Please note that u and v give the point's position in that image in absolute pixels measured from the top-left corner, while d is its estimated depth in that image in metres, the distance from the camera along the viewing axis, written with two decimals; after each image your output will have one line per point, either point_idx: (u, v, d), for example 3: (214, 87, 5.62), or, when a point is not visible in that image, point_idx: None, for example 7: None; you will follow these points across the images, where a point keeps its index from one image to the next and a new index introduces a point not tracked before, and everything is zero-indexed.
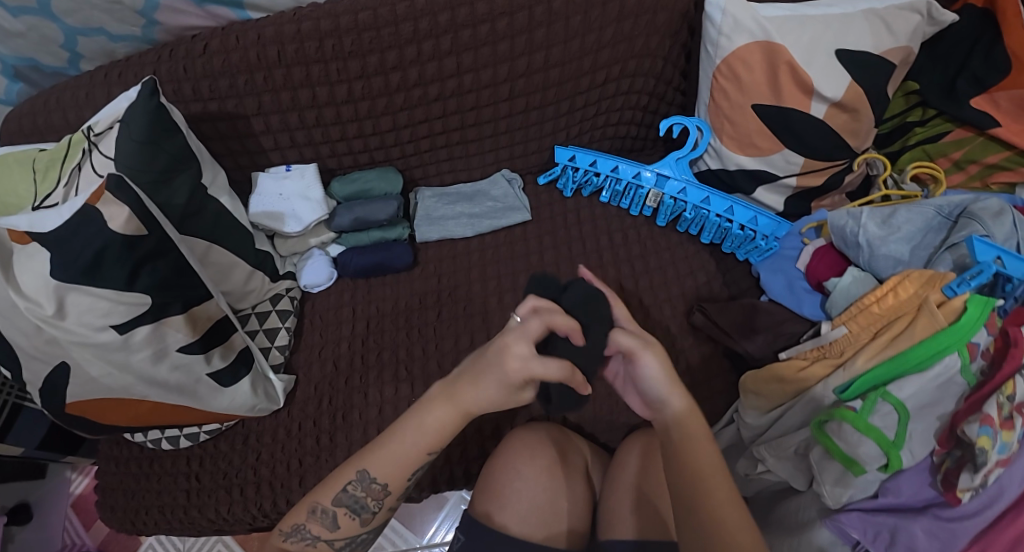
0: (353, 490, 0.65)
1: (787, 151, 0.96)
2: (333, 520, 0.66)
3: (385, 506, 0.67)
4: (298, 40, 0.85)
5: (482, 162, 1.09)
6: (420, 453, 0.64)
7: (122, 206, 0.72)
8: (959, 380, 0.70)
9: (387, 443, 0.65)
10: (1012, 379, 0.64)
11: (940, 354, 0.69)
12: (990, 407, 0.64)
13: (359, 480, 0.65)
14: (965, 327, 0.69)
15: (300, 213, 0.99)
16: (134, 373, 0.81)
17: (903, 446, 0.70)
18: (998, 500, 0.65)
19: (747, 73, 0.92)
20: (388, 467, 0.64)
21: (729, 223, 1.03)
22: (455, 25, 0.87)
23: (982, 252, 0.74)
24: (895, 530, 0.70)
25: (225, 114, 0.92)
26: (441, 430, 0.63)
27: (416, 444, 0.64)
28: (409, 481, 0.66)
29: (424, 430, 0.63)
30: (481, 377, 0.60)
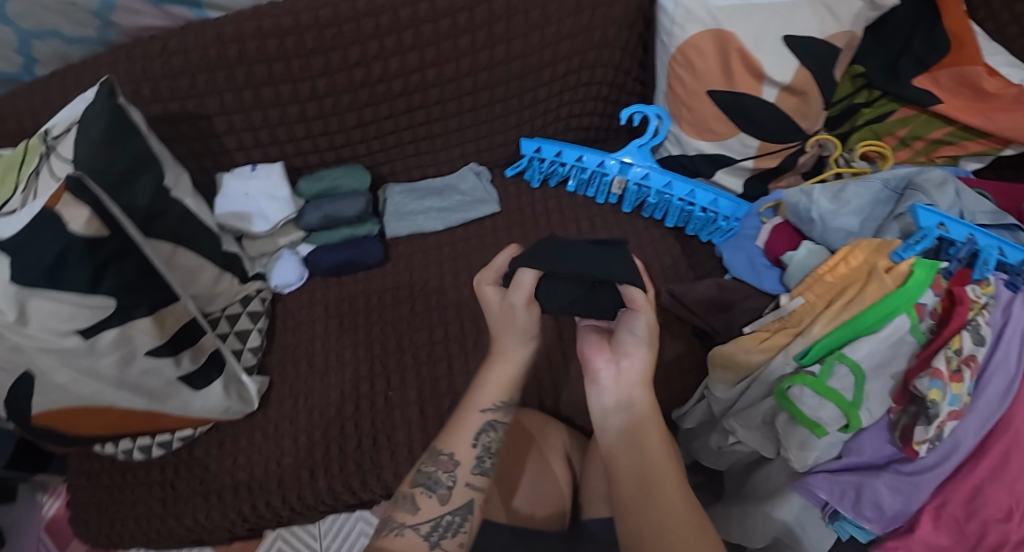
0: (426, 468, 0.70)
1: (742, 135, 1.00)
2: (412, 503, 0.67)
3: (460, 480, 0.69)
4: (258, 38, 0.86)
5: (450, 157, 1.10)
6: (477, 412, 0.71)
7: (83, 207, 0.71)
8: (910, 339, 0.73)
9: (460, 417, 0.72)
10: (959, 334, 0.69)
11: (890, 316, 0.74)
12: (940, 361, 0.68)
13: (429, 456, 0.71)
14: (912, 289, 0.73)
15: (268, 213, 0.99)
16: (102, 379, 0.80)
17: (861, 406, 0.74)
18: (953, 451, 0.69)
19: (700, 60, 0.96)
20: (460, 436, 0.71)
21: (691, 206, 1.04)
22: (416, 20, 0.89)
23: (925, 219, 0.80)
24: (860, 488, 0.73)
25: (187, 115, 0.92)
26: (505, 383, 0.72)
27: (476, 400, 0.72)
28: (477, 450, 0.71)
29: (487, 390, 0.71)
30: (504, 328, 0.70)
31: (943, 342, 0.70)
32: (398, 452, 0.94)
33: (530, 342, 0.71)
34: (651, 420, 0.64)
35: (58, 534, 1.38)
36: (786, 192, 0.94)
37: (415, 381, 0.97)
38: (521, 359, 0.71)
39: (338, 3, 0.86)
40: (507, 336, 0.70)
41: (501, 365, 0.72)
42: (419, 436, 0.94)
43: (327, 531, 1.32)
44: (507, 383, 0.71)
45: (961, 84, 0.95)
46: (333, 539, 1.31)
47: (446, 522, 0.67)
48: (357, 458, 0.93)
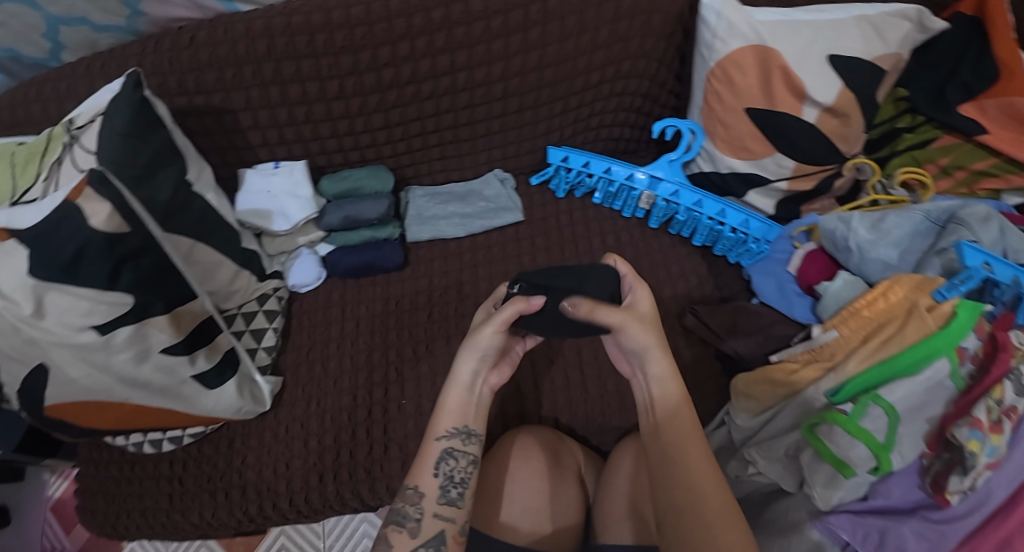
0: (397, 505, 0.68)
1: (778, 155, 0.97)
2: (388, 541, 0.66)
3: (428, 512, 0.67)
4: (288, 34, 0.84)
5: (475, 162, 1.08)
6: (435, 442, 0.69)
7: (103, 203, 0.70)
8: (949, 384, 0.70)
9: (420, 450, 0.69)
10: (1001, 383, 0.66)
11: (929, 358, 0.71)
12: (980, 411, 0.65)
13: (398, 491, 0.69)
14: (955, 332, 0.70)
15: (288, 211, 0.97)
16: (115, 375, 0.79)
17: (893, 449, 0.71)
18: (985, 502, 0.66)
19: (740, 76, 0.92)
20: (421, 468, 0.69)
21: (721, 226, 1.01)
22: (449, 22, 0.86)
23: (971, 258, 0.76)
24: (885, 531, 0.70)
25: (212, 109, 0.90)
26: (458, 407, 0.69)
27: (434, 429, 0.69)
28: (440, 480, 0.68)
29: (443, 415, 0.69)
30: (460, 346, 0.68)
31: (985, 390, 0.66)
32: (409, 462, 0.92)
33: (481, 361, 0.69)
34: (682, 411, 0.66)
35: (65, 517, 1.38)
36: (822, 217, 0.91)
37: (429, 391, 0.96)
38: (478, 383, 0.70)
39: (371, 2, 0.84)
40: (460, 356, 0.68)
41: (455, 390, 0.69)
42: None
43: (331, 530, 1.31)
44: (458, 407, 0.69)
45: (1010, 116, 0.90)
46: (337, 539, 1.30)
47: None
48: (367, 466, 0.92)
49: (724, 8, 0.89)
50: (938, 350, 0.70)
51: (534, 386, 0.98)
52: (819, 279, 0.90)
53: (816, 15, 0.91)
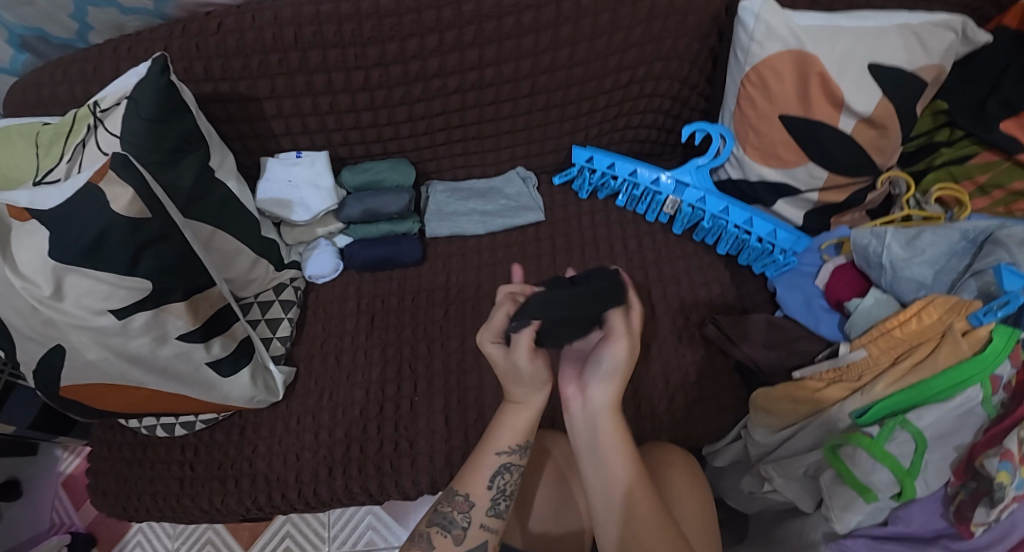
0: (443, 508, 0.70)
1: (811, 164, 0.94)
2: (429, 541, 0.69)
3: (477, 522, 0.69)
4: (316, 23, 0.83)
5: (497, 159, 1.06)
6: (494, 455, 0.70)
7: (127, 188, 0.70)
8: (979, 411, 0.68)
9: (472, 460, 0.71)
10: None
11: (962, 385, 0.68)
12: (1010, 441, 0.61)
13: (446, 497, 0.71)
14: (990, 358, 0.67)
15: (309, 202, 0.96)
16: (132, 360, 0.79)
17: (918, 476, 0.68)
18: (1008, 535, 0.63)
19: (776, 82, 0.90)
20: (475, 478, 0.70)
21: (747, 235, 0.99)
22: (479, 16, 0.85)
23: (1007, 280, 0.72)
24: None
25: (237, 96, 0.89)
26: (523, 426, 0.71)
27: (496, 441, 0.70)
28: (492, 492, 0.70)
29: (502, 432, 0.70)
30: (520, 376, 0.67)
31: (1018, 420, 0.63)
32: (419, 460, 0.91)
33: (545, 390, 0.69)
34: (638, 482, 0.63)
35: (74, 491, 1.41)
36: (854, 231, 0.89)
37: (442, 389, 0.95)
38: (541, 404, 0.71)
39: None
40: (520, 383, 0.68)
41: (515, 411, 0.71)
42: (442, 447, 0.92)
43: (336, 520, 1.31)
44: (524, 428, 0.70)
45: None
46: (342, 529, 1.31)
47: None
48: (377, 462, 0.91)
49: (764, 11, 0.86)
50: (973, 377, 0.67)
51: (548, 389, 0.96)
52: (850, 294, 0.88)
53: (858, 21, 0.87)
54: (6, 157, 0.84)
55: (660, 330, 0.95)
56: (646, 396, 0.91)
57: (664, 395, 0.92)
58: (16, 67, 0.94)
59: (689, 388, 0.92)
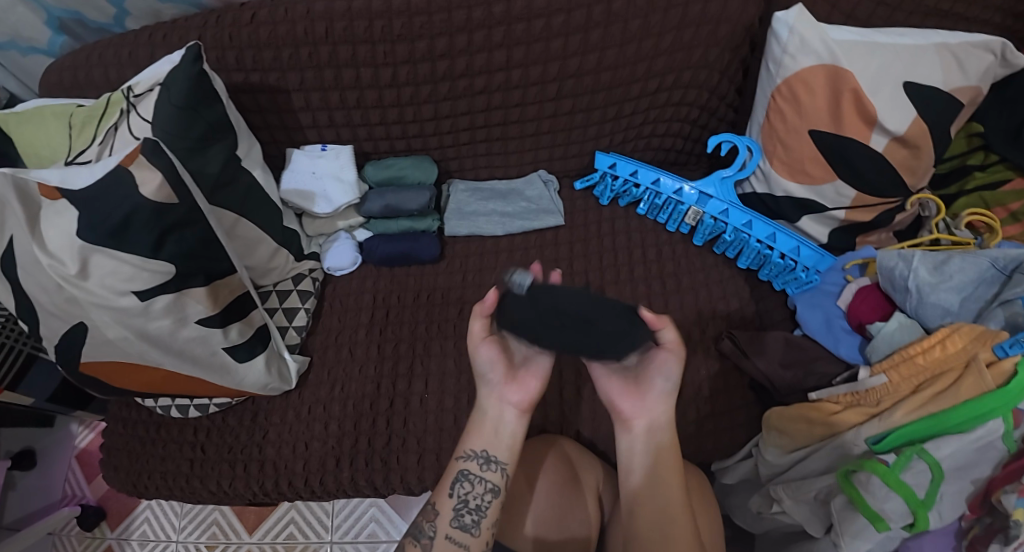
0: (421, 511, 0.71)
1: (839, 183, 0.92)
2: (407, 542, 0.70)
3: (441, 532, 0.69)
4: (348, 18, 0.84)
5: (519, 161, 1.06)
6: (461, 460, 0.72)
7: (155, 172, 0.71)
8: (1001, 445, 0.65)
9: (446, 469, 0.73)
10: None
11: (984, 417, 0.66)
12: None
13: (426, 502, 0.71)
14: (1013, 392, 0.65)
15: (331, 195, 0.97)
16: (151, 341, 0.80)
17: (932, 507, 0.67)
18: None
19: (808, 96, 0.88)
20: (442, 487, 0.72)
21: (769, 251, 0.98)
22: (509, 17, 0.85)
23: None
24: None
25: (266, 87, 0.90)
26: (484, 433, 0.73)
27: (471, 443, 0.72)
28: (455, 501, 0.70)
29: (468, 439, 0.73)
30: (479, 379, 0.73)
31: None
32: (426, 456, 0.92)
33: (500, 391, 0.73)
34: (673, 476, 0.69)
35: (87, 465, 1.44)
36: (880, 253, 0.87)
37: (452, 388, 0.95)
38: (502, 412, 0.72)
39: None
40: (490, 389, 0.73)
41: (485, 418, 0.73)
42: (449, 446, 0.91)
43: (340, 510, 1.33)
44: (486, 432, 0.72)
45: None
46: (344, 519, 1.32)
47: None
48: (385, 455, 0.92)
49: (798, 24, 0.85)
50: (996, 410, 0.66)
51: (558, 395, 0.96)
52: (869, 317, 0.86)
53: (895, 38, 0.85)
54: (40, 135, 0.86)
55: None
56: None
57: (675, 408, 0.91)
58: (55, 49, 0.96)
59: (701, 403, 0.91)
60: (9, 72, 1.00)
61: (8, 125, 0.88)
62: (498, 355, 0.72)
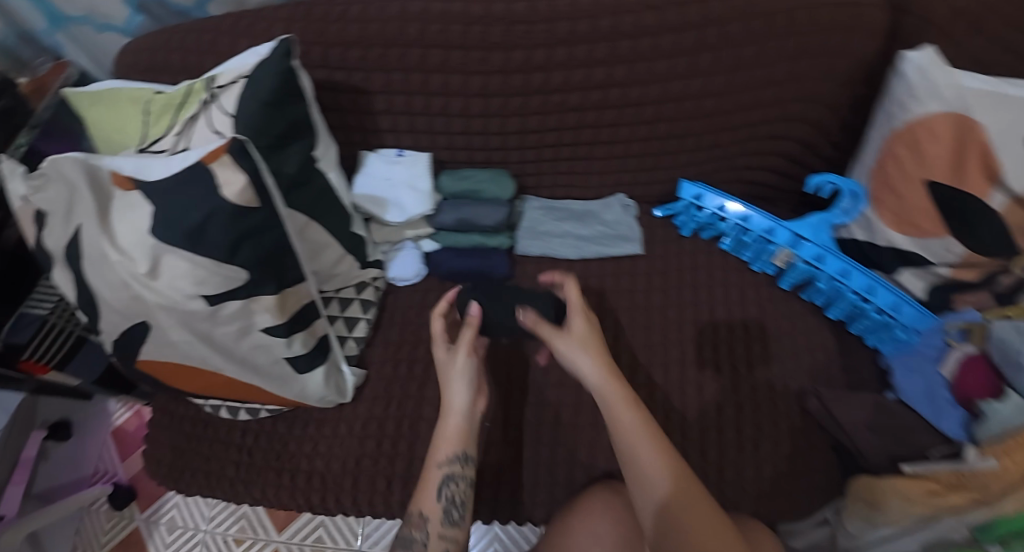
0: (409, 522, 0.67)
1: (950, 240, 0.83)
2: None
3: (434, 534, 0.66)
4: (443, 21, 0.79)
5: (599, 182, 1.00)
6: (440, 467, 0.70)
7: (240, 173, 0.67)
8: None
9: (425, 477, 0.70)
10: None
11: None
12: None
13: (412, 508, 0.68)
14: None
15: (405, 205, 0.93)
16: (213, 346, 0.77)
17: None
18: None
19: (930, 143, 0.81)
20: (427, 493, 0.68)
21: (865, 304, 0.91)
22: (616, 33, 0.79)
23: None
24: None
25: (349, 86, 0.86)
26: (458, 431, 0.71)
27: (448, 442, 0.71)
28: (443, 503, 0.68)
29: (442, 440, 0.71)
30: (445, 378, 0.73)
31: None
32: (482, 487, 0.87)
33: (466, 384, 0.72)
34: (659, 443, 0.63)
35: (124, 441, 1.43)
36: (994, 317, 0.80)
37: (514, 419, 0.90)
38: (467, 401, 0.72)
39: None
40: (451, 388, 0.72)
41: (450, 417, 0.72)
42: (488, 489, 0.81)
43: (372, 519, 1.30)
44: (456, 435, 0.71)
45: None
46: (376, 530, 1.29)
47: None
48: None
49: (929, 66, 0.78)
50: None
51: None
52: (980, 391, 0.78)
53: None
54: (115, 118, 0.83)
55: (756, 392, 0.88)
56: (732, 463, 0.84)
57: (750, 466, 0.84)
58: (132, 28, 0.93)
59: (780, 462, 0.84)
60: (84, 49, 0.98)
61: (82, 104, 0.85)
62: (467, 362, 0.74)
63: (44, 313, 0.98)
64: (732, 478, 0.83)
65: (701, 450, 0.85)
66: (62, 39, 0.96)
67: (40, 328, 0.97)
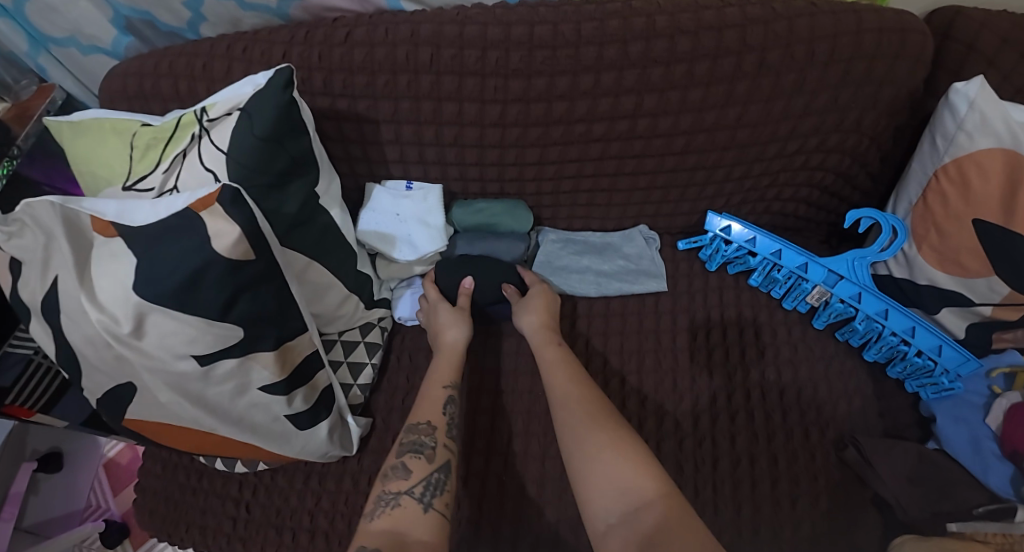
0: (407, 438, 0.70)
1: (996, 279, 0.78)
2: (404, 468, 0.67)
3: (441, 442, 0.71)
4: (458, 46, 0.72)
5: (621, 212, 0.94)
6: (441, 388, 0.77)
7: (234, 225, 0.60)
8: None
9: (418, 408, 0.74)
10: None
11: None
12: None
13: (408, 427, 0.72)
14: None
15: (416, 240, 0.87)
16: (206, 406, 0.70)
17: None
18: None
19: (979, 181, 0.75)
20: (428, 407, 0.74)
21: (905, 346, 0.85)
22: (646, 59, 0.72)
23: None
24: None
25: (354, 115, 0.79)
26: (451, 365, 0.79)
27: (439, 379, 0.77)
28: (426, 478, 0.67)
29: (423, 406, 0.74)
30: (440, 326, 0.82)
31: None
32: None
33: (461, 326, 0.82)
34: (581, 387, 0.71)
35: (117, 476, 1.30)
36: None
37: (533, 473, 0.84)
38: (461, 335, 0.81)
39: (560, 23, 0.71)
40: (446, 326, 0.82)
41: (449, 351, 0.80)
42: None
43: None
44: (451, 368, 0.79)
45: None
46: None
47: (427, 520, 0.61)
48: None
49: (982, 100, 0.72)
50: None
51: None
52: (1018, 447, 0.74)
53: None
54: (97, 152, 0.75)
55: (792, 442, 0.83)
56: (768, 521, 0.78)
57: (786, 523, 0.78)
58: (119, 50, 0.85)
59: (817, 518, 0.79)
60: (67, 70, 0.90)
61: (62, 135, 0.77)
62: (451, 309, 0.83)
63: (31, 353, 0.87)
64: (766, 536, 0.77)
65: (733, 507, 0.79)
66: (42, 60, 0.88)
67: (27, 369, 0.87)
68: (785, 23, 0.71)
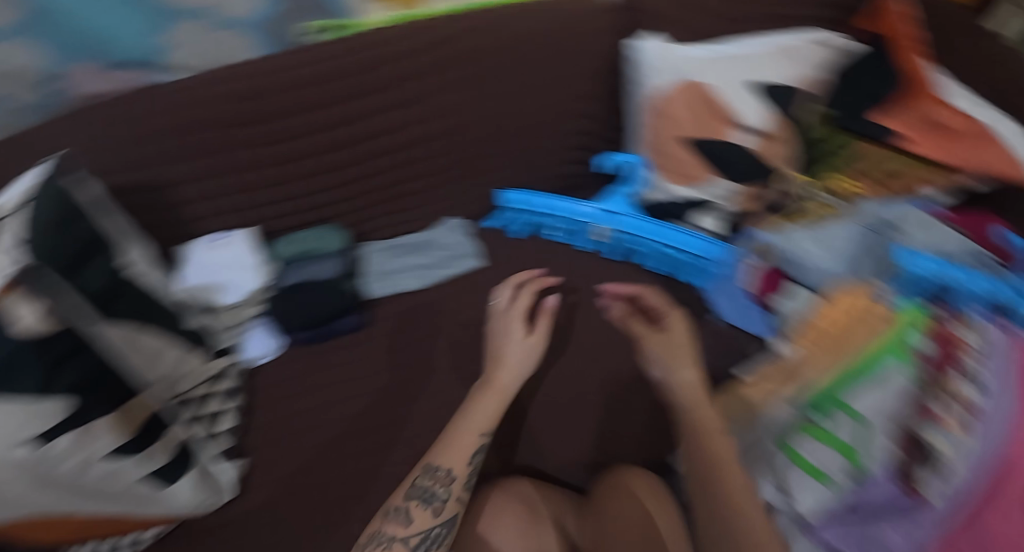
0: (421, 481, 0.69)
1: (720, 180, 0.98)
2: (405, 515, 0.66)
3: (454, 494, 0.69)
4: (234, 101, 0.83)
5: (416, 215, 1.07)
6: (477, 436, 0.73)
7: (36, 303, 0.63)
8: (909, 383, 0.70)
9: (453, 439, 0.73)
10: (960, 384, 0.67)
11: (883, 363, 0.73)
12: (949, 411, 0.65)
13: (425, 470, 0.69)
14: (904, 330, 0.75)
15: (236, 284, 0.95)
16: (56, 492, 0.64)
17: (862, 453, 0.68)
18: (960, 494, 0.60)
19: (677, 110, 0.95)
20: (454, 455, 0.71)
21: (677, 252, 1.02)
22: (398, 78, 0.89)
23: (924, 269, 0.85)
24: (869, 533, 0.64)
25: (158, 182, 0.87)
26: (492, 413, 0.76)
27: (473, 426, 0.74)
28: (426, 536, 0.65)
29: (451, 451, 0.71)
30: (502, 361, 0.81)
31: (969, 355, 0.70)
32: None
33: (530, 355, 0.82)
34: (702, 404, 0.73)
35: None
36: (782, 232, 0.95)
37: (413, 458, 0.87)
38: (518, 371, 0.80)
39: (309, 63, 0.84)
40: (506, 353, 0.82)
41: (489, 387, 0.79)
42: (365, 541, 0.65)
43: None
44: (489, 415, 0.75)
45: (933, 125, 0.91)
46: None
47: (434, 536, 0.66)
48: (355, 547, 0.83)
49: (660, 51, 0.95)
50: (903, 345, 0.73)
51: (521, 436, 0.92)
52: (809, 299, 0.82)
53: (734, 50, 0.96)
54: None
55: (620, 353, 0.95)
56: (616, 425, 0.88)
57: (623, 421, 0.89)
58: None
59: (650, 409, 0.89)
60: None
61: None
62: (529, 344, 0.84)
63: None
64: (610, 437, 0.88)
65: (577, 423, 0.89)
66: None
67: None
68: (497, 24, 0.91)
